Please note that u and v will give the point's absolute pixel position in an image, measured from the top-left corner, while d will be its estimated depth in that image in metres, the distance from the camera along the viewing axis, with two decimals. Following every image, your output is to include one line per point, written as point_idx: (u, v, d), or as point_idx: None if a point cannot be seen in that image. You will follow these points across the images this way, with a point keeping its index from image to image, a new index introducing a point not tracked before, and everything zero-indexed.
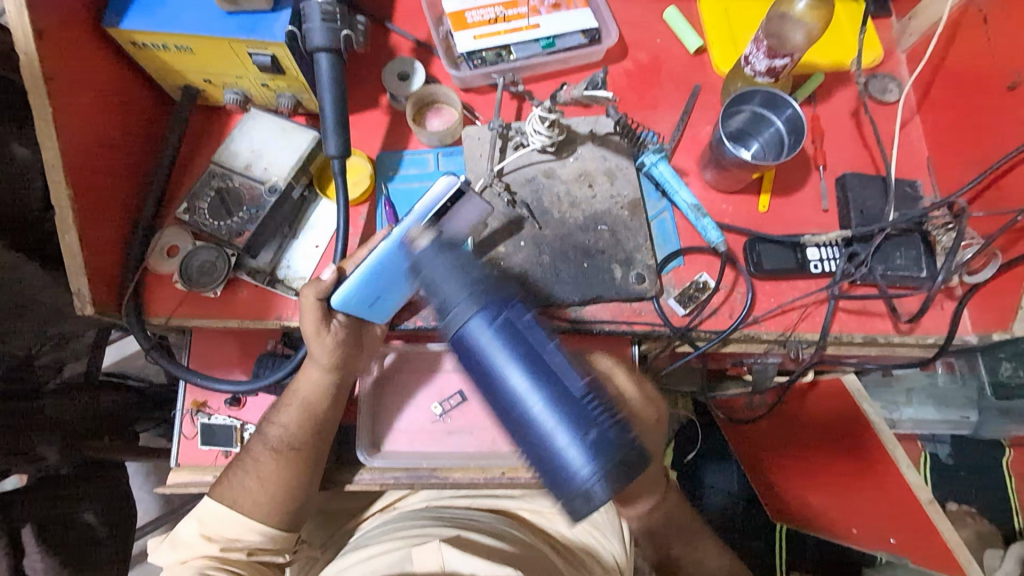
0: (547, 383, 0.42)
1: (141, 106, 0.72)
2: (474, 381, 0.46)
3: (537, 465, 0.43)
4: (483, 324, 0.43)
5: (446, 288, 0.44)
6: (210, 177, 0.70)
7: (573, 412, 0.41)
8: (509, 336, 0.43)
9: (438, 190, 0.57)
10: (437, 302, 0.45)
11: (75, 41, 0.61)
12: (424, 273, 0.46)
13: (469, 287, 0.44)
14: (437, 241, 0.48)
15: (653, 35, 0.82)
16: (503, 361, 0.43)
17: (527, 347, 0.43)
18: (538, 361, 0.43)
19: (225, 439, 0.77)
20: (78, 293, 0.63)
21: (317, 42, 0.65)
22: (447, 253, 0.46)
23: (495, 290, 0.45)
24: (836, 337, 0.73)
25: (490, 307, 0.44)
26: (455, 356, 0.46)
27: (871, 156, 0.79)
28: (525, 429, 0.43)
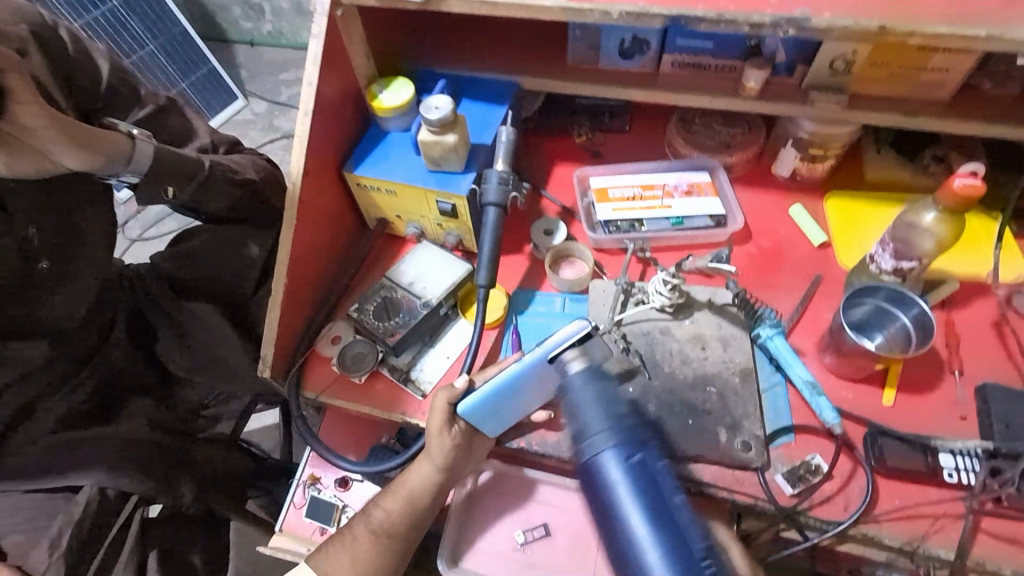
0: (666, 531, 0.61)
1: (347, 229, 0.94)
2: (596, 502, 0.65)
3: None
4: (619, 460, 0.63)
5: (595, 422, 0.65)
6: (380, 287, 0.87)
7: (686, 561, 0.59)
8: (640, 473, 0.63)
9: (568, 331, 0.66)
10: (579, 429, 0.66)
11: (323, 179, 0.84)
12: (571, 399, 0.67)
13: (612, 428, 0.65)
14: (588, 370, 0.67)
15: (777, 225, 0.90)
16: (631, 494, 0.62)
17: (653, 491, 0.62)
18: (661, 506, 0.62)
19: (325, 516, 0.83)
20: (264, 358, 0.80)
21: (491, 198, 0.81)
22: (599, 385, 0.66)
23: (632, 435, 0.65)
24: (978, 564, 0.65)
25: (626, 448, 0.64)
26: (584, 476, 0.66)
27: (1017, 369, 0.75)
28: (636, 557, 0.61)
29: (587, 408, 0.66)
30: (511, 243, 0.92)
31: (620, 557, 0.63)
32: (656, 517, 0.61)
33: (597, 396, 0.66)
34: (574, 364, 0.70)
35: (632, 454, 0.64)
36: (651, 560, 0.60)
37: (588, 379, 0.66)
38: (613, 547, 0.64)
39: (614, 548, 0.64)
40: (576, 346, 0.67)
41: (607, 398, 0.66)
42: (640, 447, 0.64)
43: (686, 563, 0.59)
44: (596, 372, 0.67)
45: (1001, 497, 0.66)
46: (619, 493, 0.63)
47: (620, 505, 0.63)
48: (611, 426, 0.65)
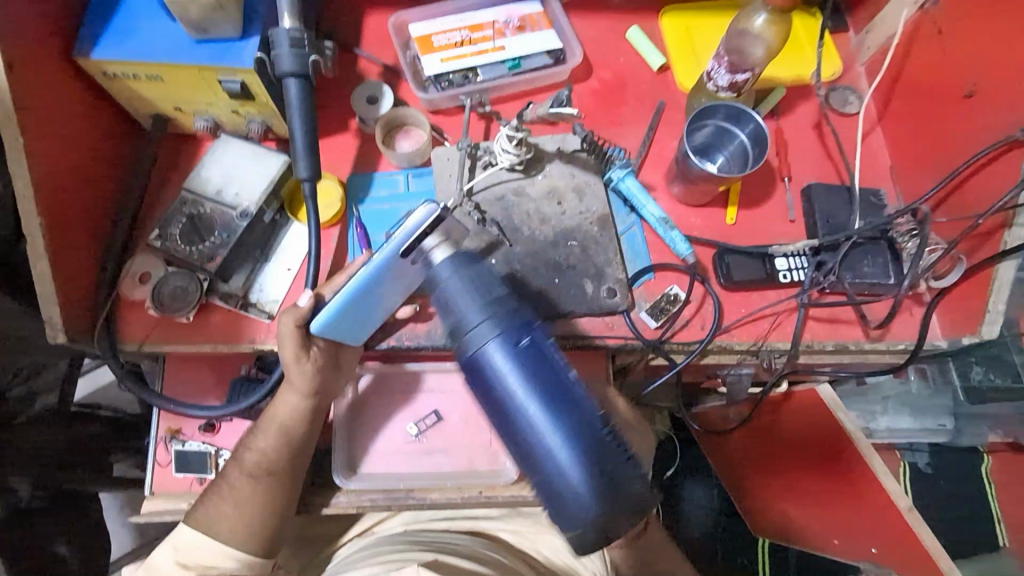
0: (562, 408, 0.53)
1: (113, 141, 0.73)
2: (484, 399, 0.56)
3: (540, 478, 0.53)
4: (507, 348, 0.54)
5: (471, 312, 0.56)
6: (181, 204, 0.71)
7: (582, 433, 0.52)
8: (530, 358, 0.54)
9: (417, 218, 0.57)
10: (457, 317, 0.57)
11: (48, 72, 0.62)
12: (444, 288, 0.58)
13: (493, 314, 0.56)
14: (458, 258, 0.59)
15: (617, 54, 0.84)
16: (520, 382, 0.53)
17: (542, 372, 0.54)
18: (551, 381, 0.54)
19: (199, 465, 0.76)
20: (50, 321, 0.63)
21: (285, 67, 0.65)
22: (473, 271, 0.58)
23: (518, 316, 0.56)
24: (807, 345, 0.74)
25: (513, 334, 0.55)
26: (467, 372, 0.57)
27: (835, 166, 0.81)
28: (534, 447, 0.53)
29: (461, 298, 0.57)
30: (331, 122, 0.79)
31: (518, 455, 0.55)
32: (550, 395, 0.53)
33: (469, 283, 0.57)
34: (431, 250, 0.62)
35: (518, 339, 0.55)
36: (549, 444, 0.52)
37: (457, 266, 0.58)
38: (509, 446, 0.56)
39: (512, 446, 0.55)
40: (428, 233, 0.59)
41: (482, 283, 0.57)
42: (530, 329, 0.56)
43: (585, 436, 0.52)
44: (464, 257, 0.59)
45: (824, 286, 0.74)
46: (505, 383, 0.54)
47: (510, 394, 0.53)
48: (490, 312, 0.56)
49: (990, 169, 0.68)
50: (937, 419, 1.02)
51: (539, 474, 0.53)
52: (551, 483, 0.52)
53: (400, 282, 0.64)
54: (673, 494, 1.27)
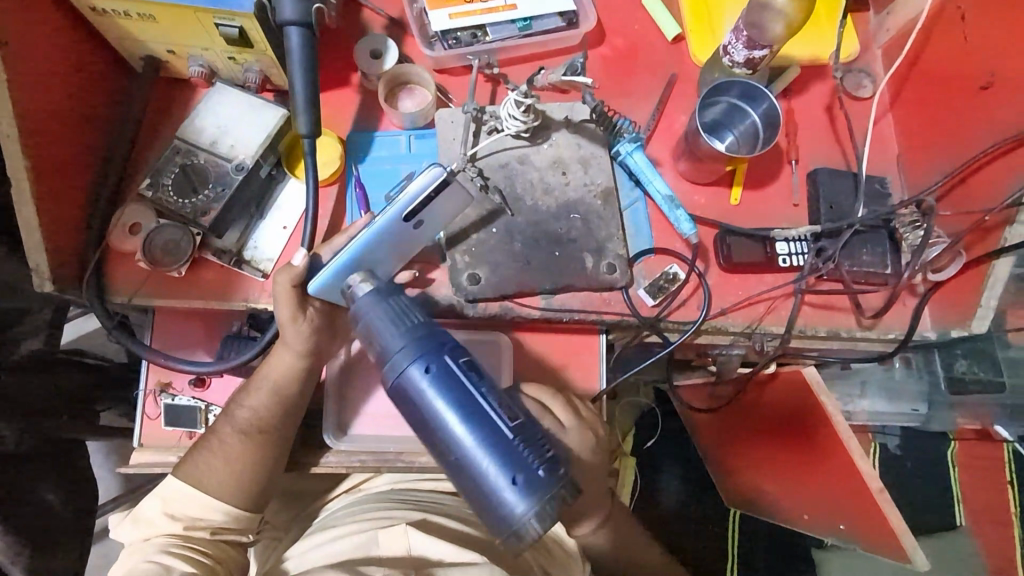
0: (480, 426, 0.50)
1: (101, 82, 0.69)
2: (413, 427, 0.54)
3: (473, 496, 0.51)
4: (419, 375, 0.53)
5: (391, 340, 0.54)
6: (174, 153, 0.69)
7: (502, 450, 0.50)
8: (444, 379, 0.52)
9: (422, 181, 0.56)
10: (378, 349, 0.55)
11: (32, 4, 0.58)
12: (363, 321, 0.56)
13: (411, 338, 0.54)
14: (376, 288, 0.57)
15: (631, 21, 0.82)
16: (444, 405, 0.51)
17: (460, 390, 0.52)
18: (468, 399, 0.51)
19: (189, 420, 0.76)
20: (36, 268, 0.62)
21: (287, 15, 0.62)
22: (389, 300, 0.56)
23: (431, 337, 0.54)
24: (800, 331, 0.74)
25: (423, 358, 0.53)
26: (396, 403, 0.55)
27: (843, 151, 0.80)
28: (460, 466, 0.51)
29: (381, 329, 0.55)
30: (332, 75, 0.76)
31: (450, 474, 0.52)
32: (471, 411, 0.51)
33: (386, 312, 0.56)
34: (433, 218, 0.61)
35: (429, 363, 0.53)
36: (474, 457, 0.50)
37: (377, 296, 0.57)
38: (444, 470, 0.53)
39: (446, 469, 0.53)
40: (432, 198, 0.58)
41: (398, 311, 0.56)
42: (439, 351, 0.53)
43: (508, 452, 0.50)
44: (385, 289, 0.57)
45: (823, 272, 0.74)
46: (430, 407, 0.52)
47: (435, 418, 0.52)
48: (410, 335, 0.54)
49: (999, 164, 0.69)
50: (910, 404, 1.01)
51: (472, 494, 0.51)
52: (483, 499, 0.50)
53: (401, 248, 0.63)
54: (653, 465, 1.30)
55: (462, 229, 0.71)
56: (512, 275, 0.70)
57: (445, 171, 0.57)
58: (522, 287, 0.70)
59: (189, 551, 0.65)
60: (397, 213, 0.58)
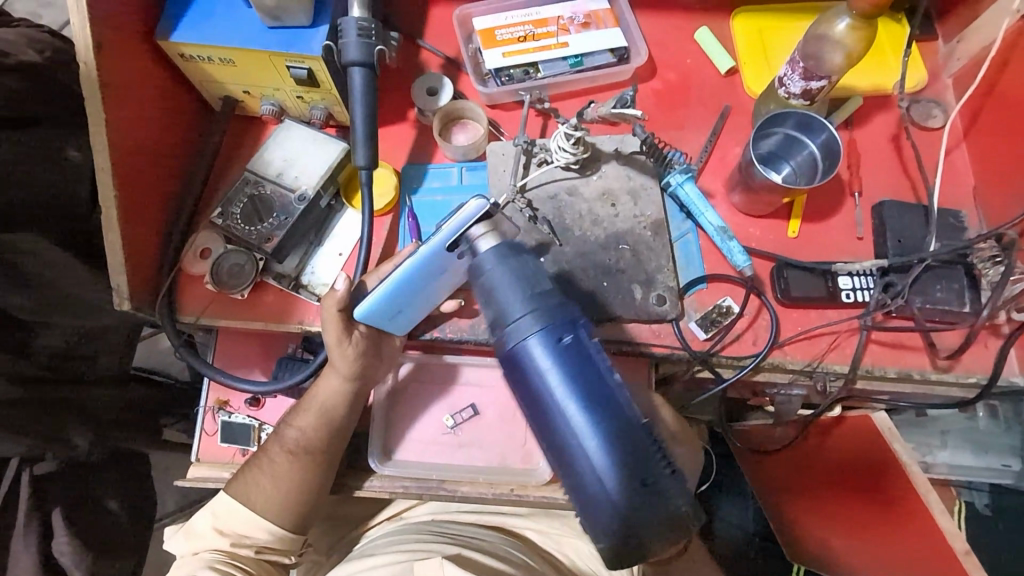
0: (602, 412, 0.51)
1: (183, 120, 0.75)
2: (522, 395, 0.55)
3: (568, 470, 0.53)
4: (548, 346, 0.53)
5: (516, 303, 0.54)
6: (244, 184, 0.73)
7: (623, 441, 0.51)
8: (570, 358, 0.53)
9: (465, 215, 0.57)
10: (499, 310, 0.55)
11: (130, 52, 0.65)
12: (488, 280, 0.56)
13: (539, 308, 0.54)
14: (501, 246, 0.57)
15: (683, 55, 0.82)
16: (559, 382, 0.52)
17: (587, 371, 0.53)
18: (596, 386, 0.52)
19: (243, 437, 0.79)
20: (117, 288, 0.67)
21: (352, 56, 0.66)
22: (518, 262, 0.56)
23: (564, 314, 0.55)
24: (867, 371, 0.70)
25: (555, 330, 0.53)
26: (506, 367, 0.56)
27: (911, 183, 0.76)
28: (569, 441, 0.52)
29: (505, 290, 0.55)
30: (390, 111, 0.80)
31: (551, 451, 0.54)
32: (590, 395, 0.52)
33: (515, 274, 0.55)
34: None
35: (562, 337, 0.53)
36: (588, 447, 0.51)
37: (501, 255, 0.56)
38: (544, 444, 0.55)
39: (548, 444, 0.54)
40: (475, 231, 0.58)
41: (525, 277, 0.55)
42: (573, 327, 0.54)
43: (626, 447, 0.51)
44: (509, 247, 0.57)
45: (891, 309, 0.70)
46: (548, 383, 0.53)
47: (552, 392, 0.52)
48: (536, 305, 0.54)
49: None
50: (1000, 458, 0.95)
51: (567, 465, 0.53)
52: (581, 481, 0.52)
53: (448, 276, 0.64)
54: (706, 511, 1.23)
55: None
56: None
57: (488, 204, 0.57)
58: None
59: (232, 567, 0.67)
60: (440, 243, 0.58)
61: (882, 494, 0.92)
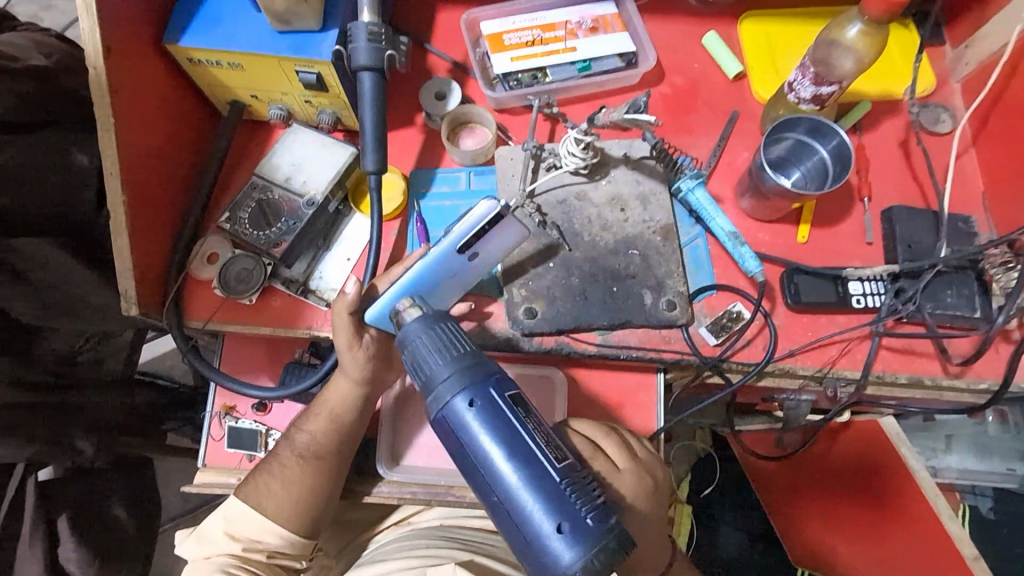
0: (529, 464, 0.50)
1: (190, 123, 0.75)
2: (458, 458, 0.53)
3: (517, 538, 0.50)
4: (464, 409, 0.52)
5: (437, 368, 0.53)
6: (252, 189, 0.73)
7: (553, 495, 0.49)
8: (488, 417, 0.51)
9: (477, 214, 0.58)
10: (424, 378, 0.54)
11: (139, 57, 0.65)
12: (409, 349, 0.55)
13: (456, 371, 0.53)
14: (426, 316, 0.56)
15: (691, 60, 0.82)
16: (491, 440, 0.51)
17: (506, 428, 0.51)
18: (514, 443, 0.50)
19: (250, 443, 0.78)
20: (124, 294, 0.66)
21: (361, 61, 0.66)
22: (436, 329, 0.55)
23: (477, 370, 0.53)
24: (878, 377, 0.69)
25: (470, 391, 0.52)
26: (438, 432, 0.54)
27: (921, 188, 0.76)
28: (509, 512, 0.50)
29: (427, 358, 0.54)
30: (397, 116, 0.80)
31: (490, 509, 0.52)
32: (512, 450, 0.50)
33: (435, 340, 0.54)
34: (487, 250, 0.63)
35: (474, 399, 0.52)
36: (524, 507, 0.49)
37: (424, 323, 0.55)
38: (486, 506, 0.53)
39: (489, 507, 0.52)
40: (486, 231, 0.59)
41: (447, 340, 0.54)
42: (485, 385, 0.52)
43: (555, 503, 0.49)
44: (435, 315, 0.56)
45: (902, 315, 0.70)
46: (478, 443, 0.51)
47: (484, 456, 0.51)
48: (454, 368, 0.53)
49: None
50: (1005, 463, 1.01)
51: (516, 535, 0.50)
52: (532, 551, 0.49)
53: (456, 282, 0.64)
54: (712, 516, 1.22)
55: (520, 264, 0.71)
56: (567, 311, 0.70)
57: (498, 204, 0.58)
58: (578, 324, 0.69)
59: (245, 572, 0.67)
60: (450, 246, 0.59)
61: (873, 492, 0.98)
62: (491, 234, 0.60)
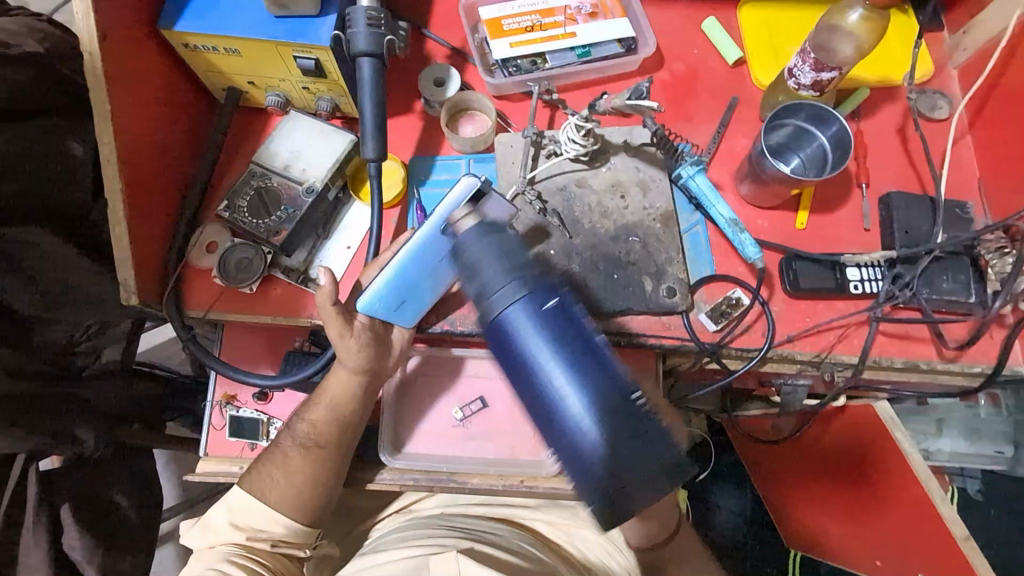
0: (592, 368, 0.49)
1: (187, 111, 0.74)
2: (511, 368, 0.52)
3: (566, 443, 0.49)
4: (531, 312, 0.51)
5: (497, 275, 0.52)
6: (250, 177, 0.72)
7: (615, 397, 0.48)
8: (555, 322, 0.50)
9: (459, 192, 0.58)
10: (481, 284, 0.52)
11: (134, 42, 0.64)
12: (469, 255, 0.54)
13: (518, 276, 0.52)
14: (480, 225, 0.55)
15: (691, 46, 0.82)
16: (549, 347, 0.50)
17: (574, 336, 0.50)
18: (580, 346, 0.50)
19: (252, 432, 0.79)
20: (124, 283, 0.65)
21: (360, 46, 0.65)
22: (498, 239, 0.54)
23: (544, 281, 0.52)
24: (874, 361, 0.70)
25: (539, 296, 0.51)
26: (491, 339, 0.53)
27: (918, 174, 0.77)
28: (561, 412, 0.49)
29: (488, 264, 0.53)
30: (396, 102, 0.80)
31: (541, 421, 0.51)
32: (579, 356, 0.49)
33: (497, 248, 0.53)
34: None
35: (544, 303, 0.51)
36: (583, 415, 0.48)
37: (484, 235, 0.55)
38: (534, 415, 0.52)
39: (538, 414, 0.51)
40: None
41: (506, 249, 0.53)
42: (552, 293, 0.52)
43: (615, 404, 0.48)
44: (489, 226, 0.55)
45: (899, 300, 0.70)
46: (534, 351, 0.50)
47: (542, 362, 0.50)
48: (515, 274, 0.52)
49: None
50: (995, 446, 1.02)
51: (564, 440, 0.49)
52: (575, 453, 0.49)
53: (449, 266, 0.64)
54: (707, 500, 1.24)
55: (521, 250, 0.71)
56: (567, 298, 0.70)
57: (479, 180, 0.59)
58: (579, 311, 0.69)
59: (248, 560, 0.67)
60: (436, 227, 0.60)
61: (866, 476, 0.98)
62: None
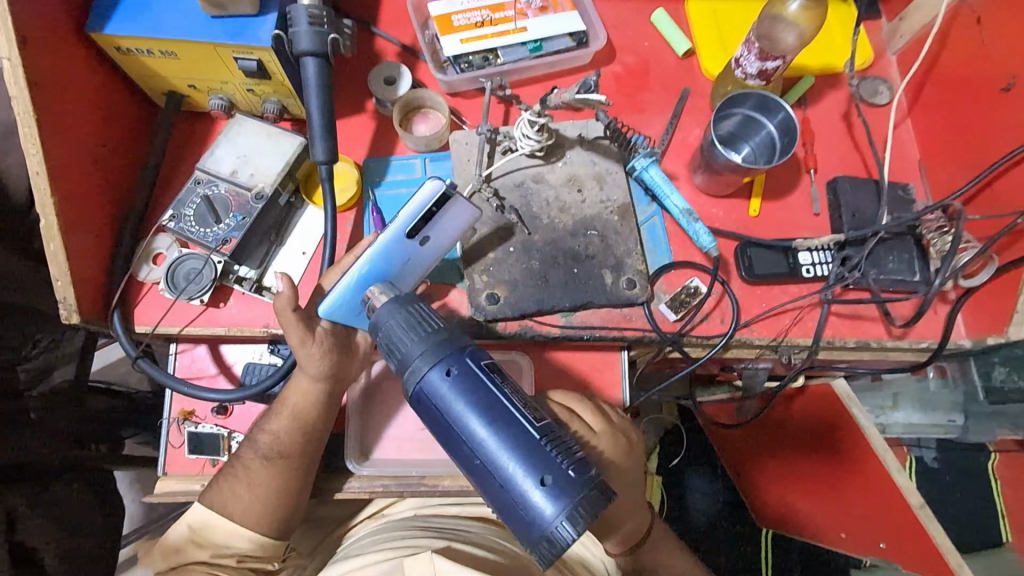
0: (507, 425, 0.49)
1: (124, 117, 0.71)
2: (435, 429, 0.53)
3: (502, 502, 0.49)
4: (440, 380, 0.51)
5: (409, 346, 0.53)
6: (196, 184, 0.70)
7: (530, 451, 0.48)
8: (461, 385, 0.51)
9: (423, 194, 0.59)
10: (396, 358, 0.54)
11: (59, 47, 0.60)
12: (382, 331, 0.55)
13: (429, 346, 0.52)
14: (394, 298, 0.56)
15: (641, 39, 0.82)
16: (463, 406, 0.50)
17: (484, 394, 0.50)
18: (494, 405, 0.50)
19: (213, 448, 0.76)
20: (64, 301, 0.62)
21: (304, 46, 0.63)
22: (406, 309, 0.55)
23: (450, 342, 0.53)
24: (828, 342, 0.72)
25: (444, 363, 0.52)
26: (418, 411, 0.54)
27: (863, 159, 0.79)
28: (484, 471, 0.50)
29: (401, 338, 0.54)
30: (347, 102, 0.78)
31: (473, 479, 0.51)
32: (494, 414, 0.49)
33: (404, 321, 0.54)
34: (439, 233, 0.63)
35: (450, 368, 0.52)
36: (504, 472, 0.48)
37: (395, 305, 0.55)
38: (467, 476, 0.52)
39: (467, 475, 0.52)
40: (435, 212, 0.60)
41: (418, 318, 0.54)
42: (461, 354, 0.52)
43: (535, 460, 0.48)
44: (399, 300, 0.56)
45: (849, 282, 0.73)
46: (453, 415, 0.51)
47: (460, 429, 0.50)
48: (426, 343, 0.52)
49: (1005, 179, 0.69)
50: (945, 415, 1.02)
51: (498, 500, 0.49)
52: (504, 501, 0.49)
53: (412, 270, 0.63)
54: (680, 486, 1.26)
55: (480, 248, 0.71)
56: (527, 295, 0.70)
57: (444, 183, 0.59)
58: (540, 307, 0.69)
59: None
60: (399, 230, 0.59)
61: (836, 455, 0.99)
62: (442, 215, 0.61)
